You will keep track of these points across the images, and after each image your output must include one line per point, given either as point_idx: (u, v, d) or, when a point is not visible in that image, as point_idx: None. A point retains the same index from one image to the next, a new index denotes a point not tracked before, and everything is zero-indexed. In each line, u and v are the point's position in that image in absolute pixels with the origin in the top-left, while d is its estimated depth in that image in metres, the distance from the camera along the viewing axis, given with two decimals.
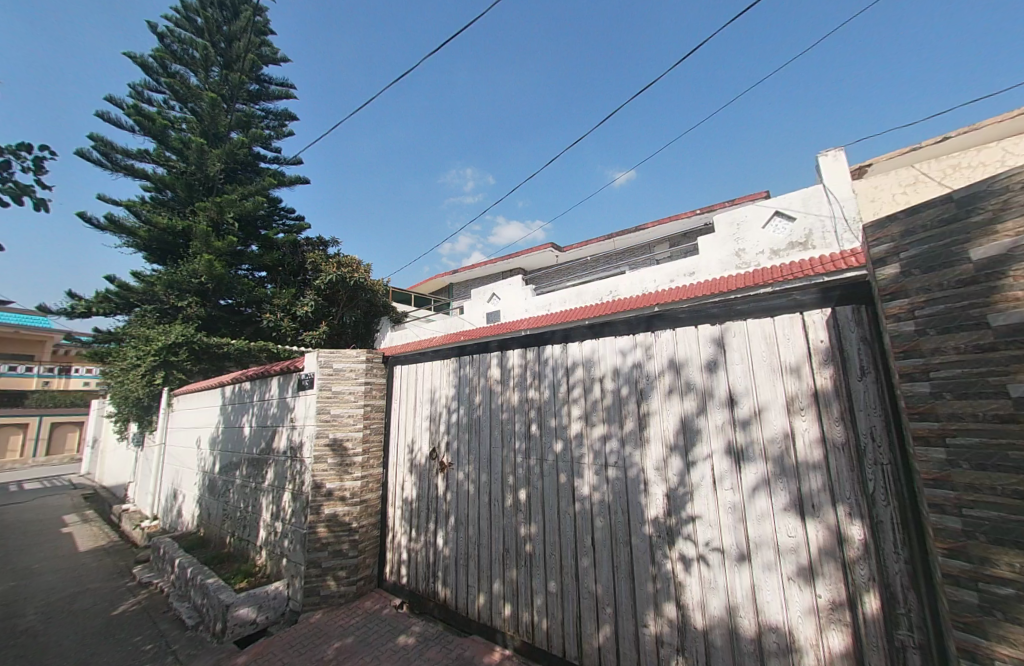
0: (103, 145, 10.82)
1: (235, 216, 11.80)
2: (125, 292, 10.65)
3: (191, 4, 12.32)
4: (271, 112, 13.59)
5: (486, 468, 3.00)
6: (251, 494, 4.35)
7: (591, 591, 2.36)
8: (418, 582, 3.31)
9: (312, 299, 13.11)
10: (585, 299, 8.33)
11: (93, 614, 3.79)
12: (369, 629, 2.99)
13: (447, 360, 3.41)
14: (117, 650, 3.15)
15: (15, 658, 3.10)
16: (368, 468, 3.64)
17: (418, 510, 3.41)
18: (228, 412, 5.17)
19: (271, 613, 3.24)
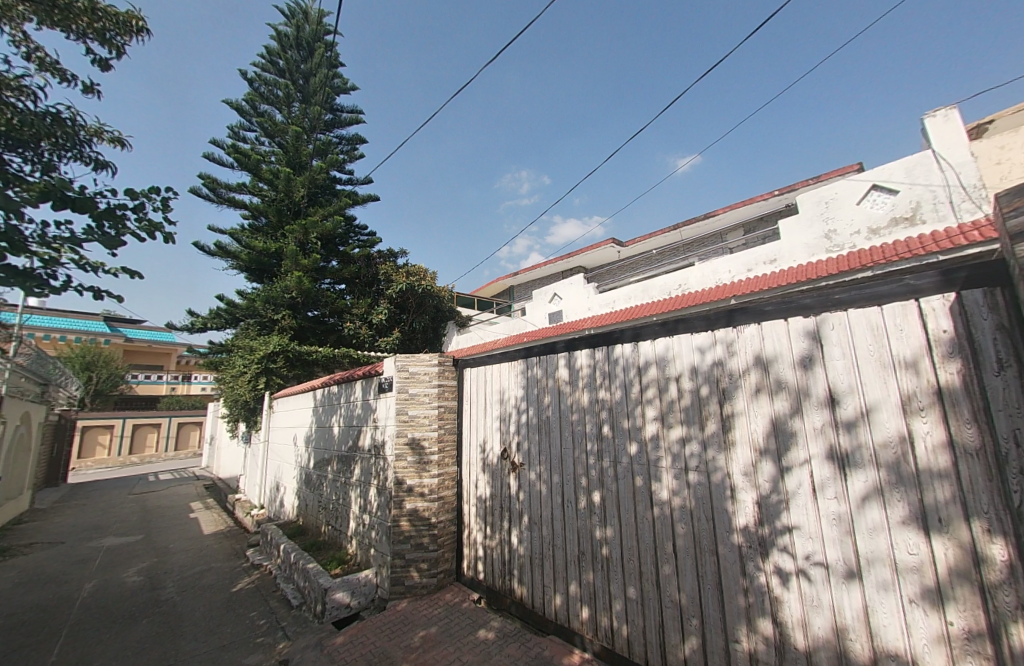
0: (211, 182, 12.51)
1: (317, 236, 12.99)
2: (232, 309, 12.20)
3: (274, 49, 13.77)
4: (344, 138, 14.80)
5: (557, 469, 2.99)
6: (341, 487, 4.75)
7: (674, 601, 2.25)
8: (494, 578, 3.39)
9: (385, 307, 14.06)
10: (652, 294, 8.00)
11: (218, 590, 4.37)
12: (451, 620, 3.12)
13: (515, 361, 3.46)
14: (237, 623, 3.59)
15: (161, 623, 3.67)
16: (444, 467, 3.80)
17: (492, 508, 3.49)
18: (319, 413, 5.70)
19: (362, 599, 3.50)
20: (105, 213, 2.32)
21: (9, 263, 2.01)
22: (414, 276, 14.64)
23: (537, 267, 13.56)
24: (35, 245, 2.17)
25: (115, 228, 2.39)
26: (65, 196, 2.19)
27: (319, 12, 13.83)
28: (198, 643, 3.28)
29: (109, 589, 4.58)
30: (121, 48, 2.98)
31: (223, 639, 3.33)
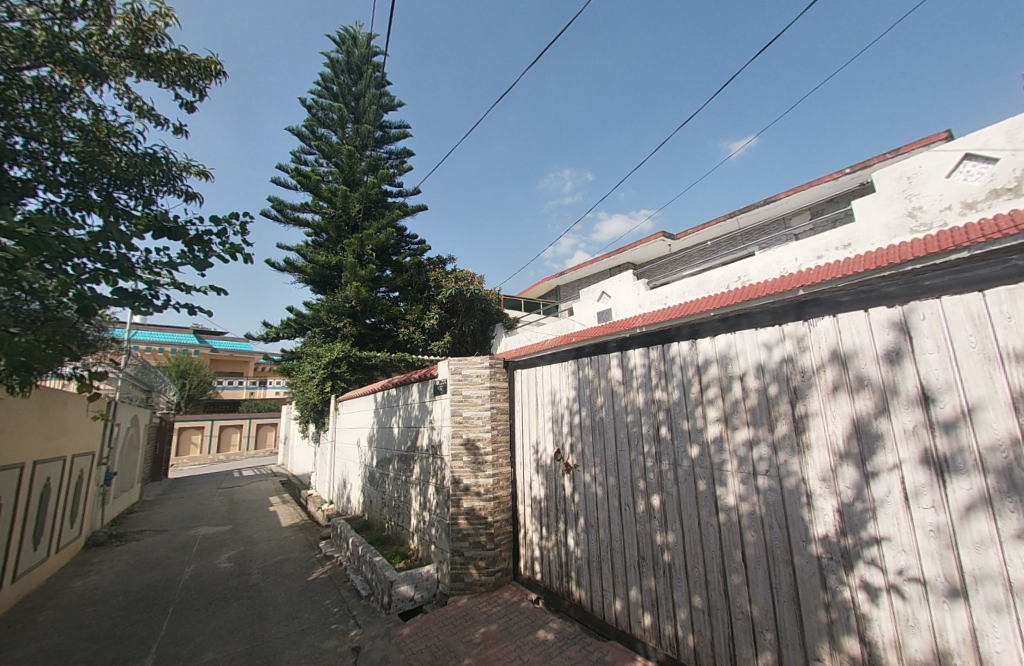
0: (279, 204, 13.61)
1: (372, 247, 13.69)
2: (300, 319, 13.16)
3: (328, 76, 14.71)
4: (393, 153, 15.49)
5: (613, 471, 2.93)
6: (402, 485, 4.97)
7: (745, 612, 2.12)
8: (552, 579, 3.38)
9: (436, 312, 14.57)
10: (708, 288, 7.62)
11: (296, 578, 4.73)
12: (511, 619, 3.15)
13: (567, 362, 3.43)
14: (314, 610, 3.86)
15: (249, 606, 4.03)
16: (498, 467, 3.85)
17: (548, 509, 3.48)
18: (379, 414, 6.00)
19: (425, 593, 3.63)
20: (195, 240, 2.61)
21: (121, 287, 2.30)
22: (462, 281, 15.06)
23: (584, 266, 13.36)
24: (141, 270, 2.48)
25: (203, 253, 2.68)
26: (163, 227, 2.48)
27: (367, 36, 14.60)
28: (280, 626, 3.56)
29: (205, 574, 5.10)
30: (203, 91, 3.34)
31: (302, 623, 3.59)
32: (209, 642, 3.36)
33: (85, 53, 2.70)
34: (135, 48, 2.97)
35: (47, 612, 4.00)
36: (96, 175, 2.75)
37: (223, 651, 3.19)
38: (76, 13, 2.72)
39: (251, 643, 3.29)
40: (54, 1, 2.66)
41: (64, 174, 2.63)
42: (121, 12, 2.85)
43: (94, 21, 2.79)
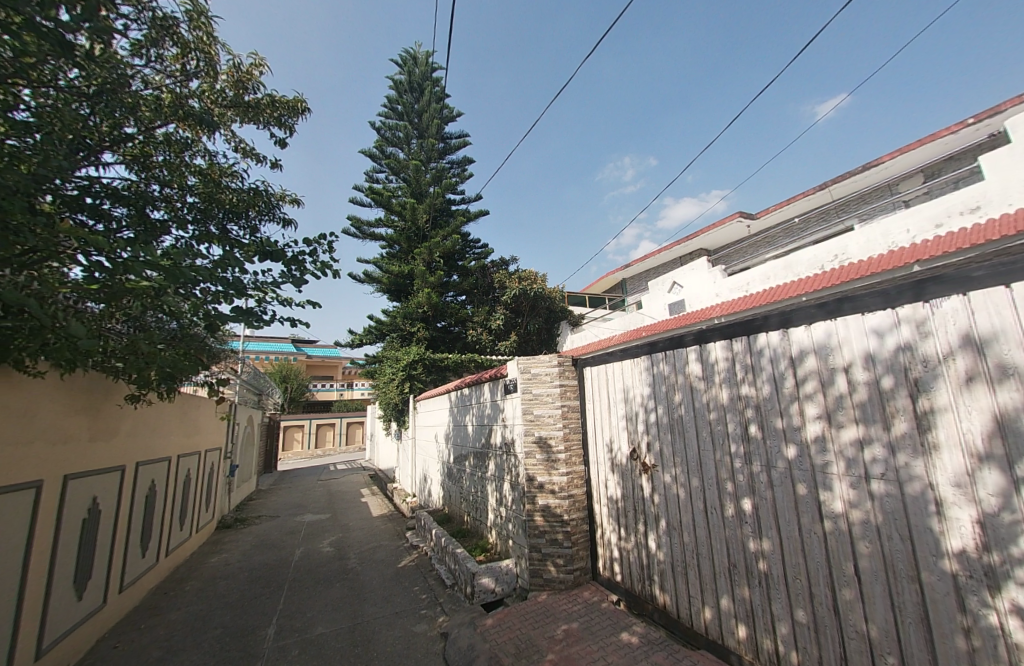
0: (356, 222, 14.76)
1: (440, 254, 14.29)
2: (379, 326, 14.10)
3: (392, 97, 15.61)
4: (455, 162, 16.03)
5: (696, 472, 2.77)
6: (478, 481, 5.14)
7: (860, 632, 1.90)
8: (633, 582, 3.28)
9: (502, 313, 14.92)
10: (797, 271, 6.91)
11: (387, 565, 5.10)
12: (592, 618, 3.12)
13: (639, 359, 3.31)
14: (404, 594, 4.14)
15: (349, 588, 4.43)
16: (572, 466, 3.81)
17: (626, 510, 3.39)
18: (454, 413, 6.26)
19: (505, 586, 3.72)
20: (292, 260, 2.92)
21: (237, 305, 2.65)
22: (526, 280, 15.22)
23: (652, 255, 12.74)
24: (252, 289, 2.82)
25: (299, 272, 3.00)
26: (266, 250, 2.81)
27: (426, 53, 15.26)
28: (376, 608, 3.86)
29: (311, 556, 5.70)
30: (292, 127, 3.73)
31: (395, 606, 3.87)
32: (318, 618, 3.74)
33: (201, 109, 3.09)
34: (238, 96, 3.39)
35: (193, 583, 4.75)
36: (214, 211, 3.19)
37: (329, 626, 3.54)
38: (192, 74, 3.07)
39: (353, 621, 3.62)
40: (175, 67, 2.98)
41: (189, 213, 3.07)
42: (225, 68, 3.26)
43: (206, 79, 3.19)
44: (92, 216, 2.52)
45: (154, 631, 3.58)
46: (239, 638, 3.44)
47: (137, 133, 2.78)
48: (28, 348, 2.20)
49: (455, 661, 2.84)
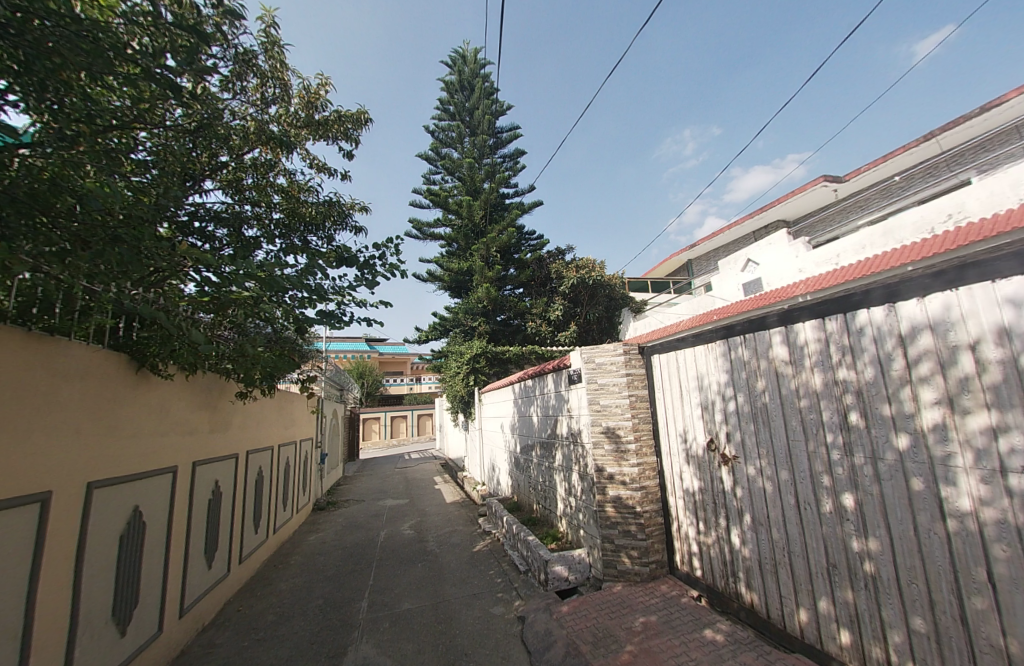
0: (417, 224, 15.39)
1: (497, 248, 14.46)
2: (443, 322, 14.62)
3: (444, 98, 15.97)
4: (507, 155, 16.09)
5: (785, 465, 2.57)
6: (546, 471, 5.18)
7: (996, 647, 1.66)
8: (715, 578, 3.14)
9: (561, 303, 14.84)
10: (897, 238, 6.09)
11: (463, 548, 5.34)
12: (672, 613, 3.03)
13: (714, 344, 3.12)
14: (480, 577, 4.31)
15: (429, 569, 4.70)
16: (643, 456, 3.70)
17: (704, 503, 3.24)
18: (518, 404, 6.35)
19: (579, 575, 3.73)
20: (364, 264, 3.12)
21: (321, 309, 2.89)
22: (584, 268, 14.96)
23: (721, 233, 11.89)
24: (332, 294, 3.06)
25: (371, 274, 3.19)
26: (343, 257, 3.03)
27: (474, 51, 15.41)
28: (456, 589, 4.06)
29: (394, 538, 6.13)
30: (357, 139, 3.96)
31: (472, 588, 4.04)
32: (403, 595, 4.02)
33: (280, 132, 3.36)
34: (309, 116, 3.66)
35: (296, 558, 5.32)
36: (296, 225, 3.50)
37: (414, 603, 3.79)
38: (270, 101, 3.34)
39: (435, 600, 3.84)
40: (256, 96, 3.26)
41: (276, 229, 3.39)
42: (297, 91, 3.53)
43: (282, 104, 3.47)
44: (200, 237, 2.88)
45: (268, 599, 4.07)
46: (337, 608, 3.80)
47: (231, 161, 3.14)
48: (159, 355, 2.59)
49: (534, 644, 2.91)
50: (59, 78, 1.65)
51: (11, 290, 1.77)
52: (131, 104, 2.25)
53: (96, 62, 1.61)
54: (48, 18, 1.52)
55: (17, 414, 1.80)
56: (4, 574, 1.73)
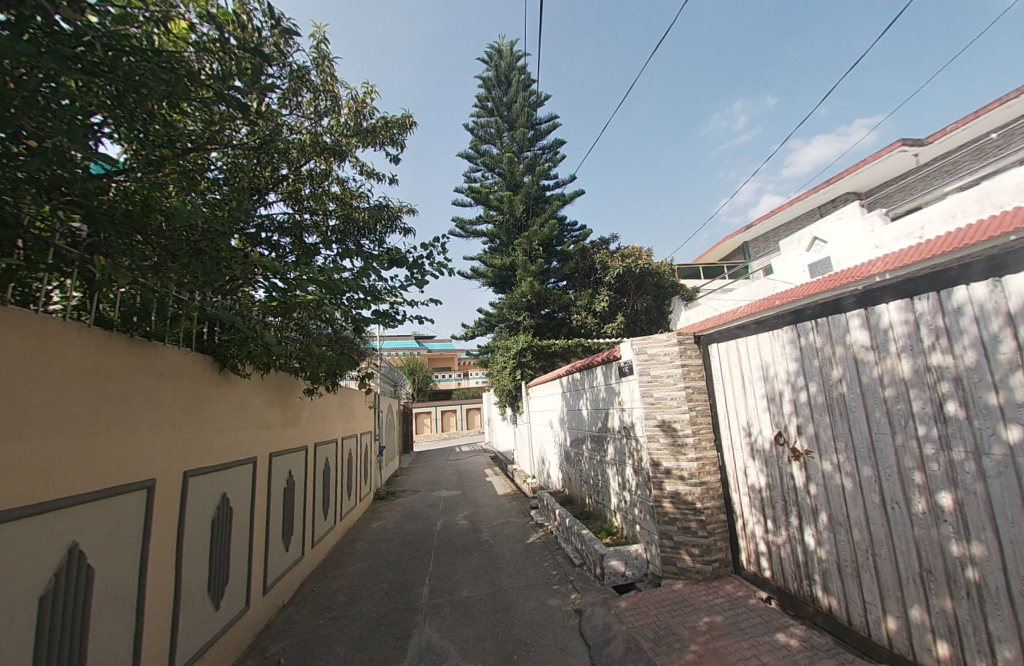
0: (460, 222, 15.65)
1: (539, 241, 14.38)
2: (488, 318, 14.78)
3: (482, 95, 16.04)
4: (546, 147, 15.91)
5: (867, 460, 2.36)
6: (598, 464, 5.12)
7: None
8: (787, 580, 2.96)
9: (607, 294, 14.54)
10: (995, 204, 5.37)
11: (517, 540, 5.42)
12: (739, 614, 2.90)
13: (781, 331, 2.92)
14: (536, 568, 4.35)
15: (485, 559, 4.82)
16: (702, 450, 3.55)
17: (773, 500, 3.06)
18: (567, 397, 6.31)
19: (636, 570, 3.67)
20: (414, 264, 3.21)
21: (376, 309, 3.03)
22: (630, 257, 14.53)
23: (780, 211, 11.08)
24: (385, 294, 3.19)
25: (421, 274, 3.29)
26: (394, 258, 3.14)
27: (510, 44, 15.33)
28: (512, 579, 4.13)
29: (450, 528, 6.33)
30: (402, 143, 4.09)
31: (528, 579, 4.09)
32: (461, 582, 4.15)
33: (333, 142, 3.54)
34: (358, 125, 3.80)
35: (361, 544, 5.65)
36: (350, 230, 3.66)
37: (472, 591, 3.89)
38: (322, 113, 3.51)
39: (492, 589, 3.92)
40: (310, 110, 3.44)
41: (333, 235, 3.55)
42: (345, 101, 3.68)
43: (333, 116, 3.63)
44: (268, 247, 3.09)
45: (338, 581, 4.36)
46: (400, 593, 3.99)
47: (290, 174, 3.35)
48: (238, 355, 2.84)
49: (593, 637, 2.90)
50: (144, 107, 1.81)
51: (114, 300, 2.01)
52: (202, 126, 2.43)
53: (174, 89, 1.76)
54: (133, 55, 1.66)
55: (126, 411, 2.03)
56: (121, 551, 1.97)
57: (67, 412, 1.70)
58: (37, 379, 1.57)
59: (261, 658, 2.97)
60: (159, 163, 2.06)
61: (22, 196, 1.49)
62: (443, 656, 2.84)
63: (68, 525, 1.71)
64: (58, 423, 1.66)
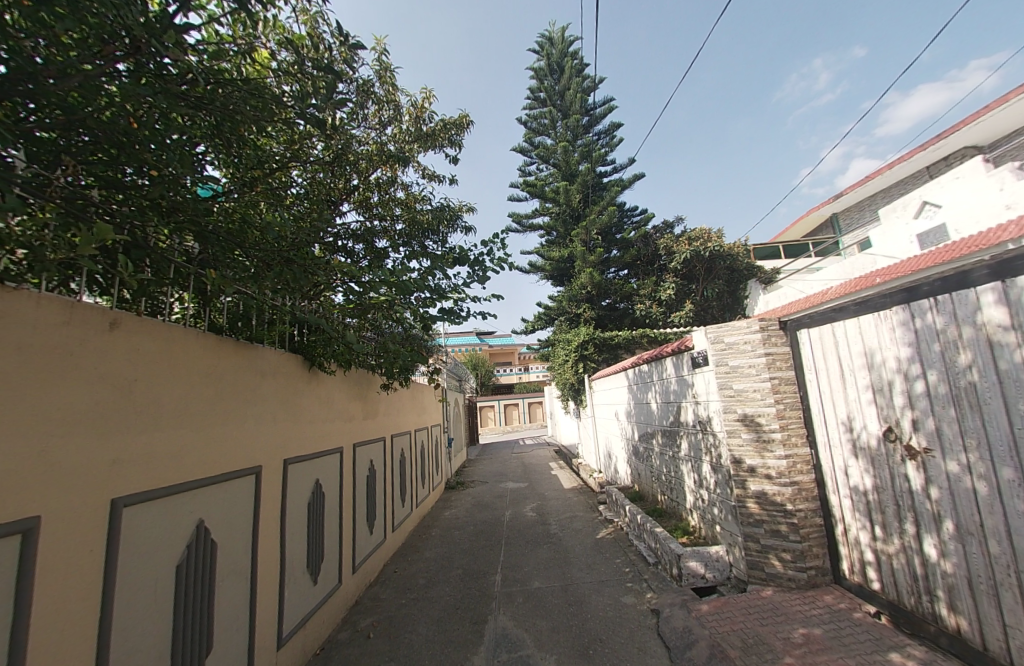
0: (517, 217, 15.71)
1: (598, 230, 14.01)
2: (548, 312, 14.70)
3: (534, 86, 15.90)
4: (602, 132, 15.42)
5: (1007, 462, 2.02)
6: (670, 460, 4.91)
7: None
8: (901, 594, 2.63)
9: (672, 282, 13.86)
10: None
11: (587, 534, 5.37)
12: (841, 628, 2.63)
13: (890, 312, 2.59)
14: (608, 564, 4.29)
15: (555, 552, 4.84)
16: (792, 448, 3.26)
17: (882, 504, 2.73)
18: (634, 390, 6.12)
19: (718, 573, 3.48)
20: (475, 262, 3.28)
21: (443, 307, 3.14)
22: (697, 240, 13.68)
23: (877, 176, 9.79)
24: (450, 293, 3.29)
25: (482, 271, 3.35)
26: (456, 257, 3.23)
27: (561, 30, 15.02)
28: (583, 574, 4.10)
29: (518, 519, 6.43)
30: (460, 143, 4.18)
31: (600, 575, 4.04)
32: (533, 573, 4.20)
33: (397, 150, 3.69)
34: (418, 130, 3.94)
35: (435, 531, 5.94)
36: (415, 233, 3.83)
37: (544, 583, 3.92)
38: (386, 123, 3.68)
39: (564, 582, 3.93)
40: (375, 121, 3.62)
41: (400, 239, 3.74)
42: (406, 109, 3.82)
43: (396, 125, 3.80)
44: (345, 254, 3.31)
45: (417, 565, 4.62)
46: (475, 580, 4.13)
47: (360, 184, 3.55)
48: (324, 355, 3.10)
49: (672, 639, 2.79)
50: (238, 133, 1.99)
51: (223, 308, 2.28)
52: (284, 147, 2.67)
53: (261, 109, 1.89)
54: (226, 86, 1.81)
55: (236, 406, 2.29)
56: (237, 529, 2.23)
57: (190, 407, 1.95)
58: (167, 378, 1.82)
59: (353, 631, 3.23)
60: (251, 183, 2.30)
61: (146, 220, 1.76)
62: (519, 645, 2.90)
63: (197, 505, 1.97)
64: (184, 417, 1.91)
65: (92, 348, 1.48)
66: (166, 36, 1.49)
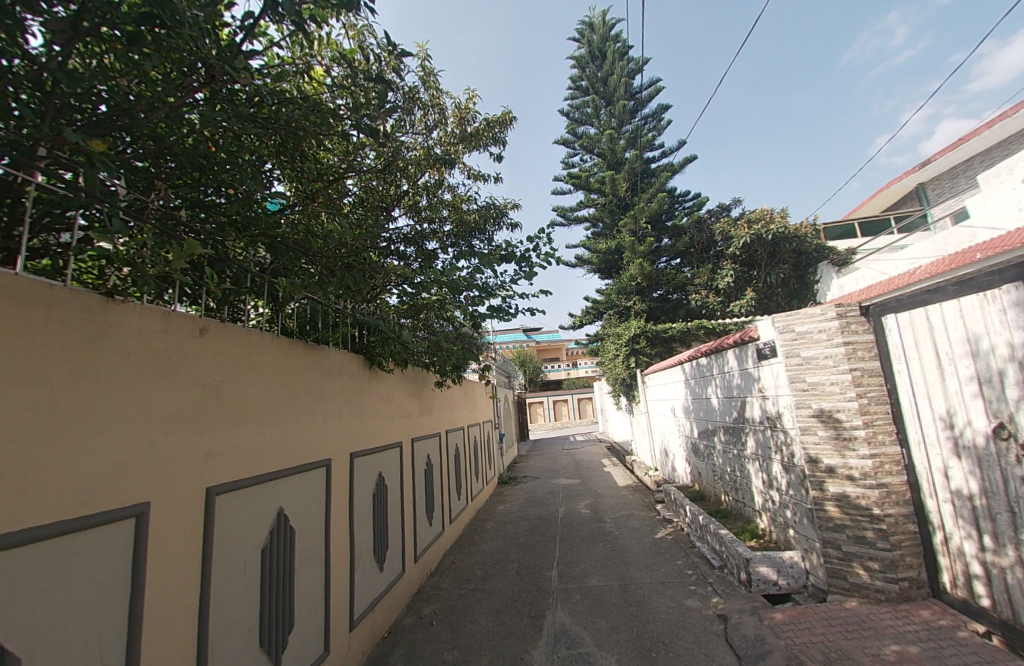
0: (562, 210, 15.54)
1: (646, 219, 13.52)
2: (596, 306, 14.42)
3: (575, 76, 15.60)
4: (649, 116, 14.83)
5: None
6: (735, 459, 4.65)
7: None
8: (1018, 613, 2.31)
9: (731, 269, 13.08)
10: None
11: (645, 534, 5.23)
12: (942, 647, 2.36)
13: (1000, 292, 2.27)
14: (669, 566, 4.14)
15: (613, 550, 4.75)
16: (878, 446, 2.96)
17: (992, 510, 2.41)
18: (693, 385, 5.85)
19: (792, 580, 3.25)
20: (522, 258, 3.27)
21: (491, 305, 3.17)
22: (758, 223, 12.81)
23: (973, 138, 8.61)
24: (498, 290, 3.31)
25: (529, 267, 3.34)
26: (503, 255, 3.24)
27: (602, 14, 14.60)
28: (643, 574, 4.00)
29: (573, 516, 6.39)
30: (504, 140, 4.20)
31: (661, 576, 3.91)
32: (590, 571, 4.16)
33: (443, 152, 3.78)
34: (463, 131, 3.99)
35: (491, 525, 6.05)
36: (463, 233, 3.89)
37: (602, 582, 3.87)
38: (432, 127, 3.77)
39: (623, 582, 3.85)
40: (421, 126, 3.72)
41: (449, 240, 3.82)
42: (451, 111, 3.89)
43: (441, 128, 3.88)
44: (398, 257, 3.44)
45: (474, 558, 4.74)
46: (532, 575, 4.16)
47: (410, 188, 3.65)
48: (383, 354, 3.24)
49: (742, 646, 2.65)
50: (299, 147, 2.10)
51: (292, 313, 2.46)
52: (340, 158, 2.82)
53: (318, 122, 1.97)
54: (289, 105, 1.90)
55: (307, 403, 2.46)
56: (311, 518, 2.40)
57: (268, 404, 2.12)
58: (247, 378, 1.99)
59: (417, 618, 3.38)
60: (313, 195, 2.45)
61: (226, 236, 1.94)
62: (578, 643, 2.89)
63: (276, 494, 2.14)
64: (263, 413, 2.08)
65: (186, 352, 1.65)
66: (236, 63, 1.62)
